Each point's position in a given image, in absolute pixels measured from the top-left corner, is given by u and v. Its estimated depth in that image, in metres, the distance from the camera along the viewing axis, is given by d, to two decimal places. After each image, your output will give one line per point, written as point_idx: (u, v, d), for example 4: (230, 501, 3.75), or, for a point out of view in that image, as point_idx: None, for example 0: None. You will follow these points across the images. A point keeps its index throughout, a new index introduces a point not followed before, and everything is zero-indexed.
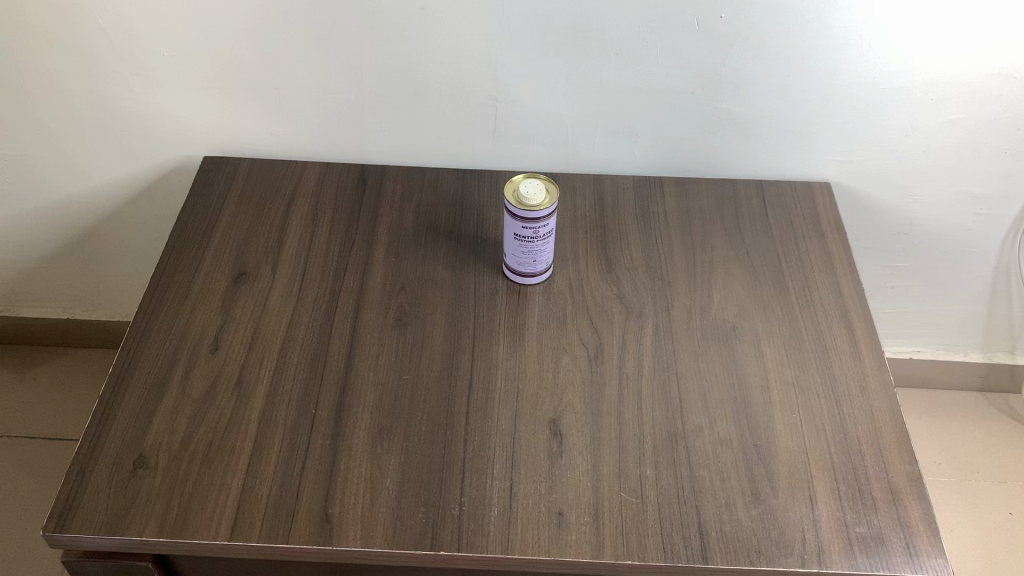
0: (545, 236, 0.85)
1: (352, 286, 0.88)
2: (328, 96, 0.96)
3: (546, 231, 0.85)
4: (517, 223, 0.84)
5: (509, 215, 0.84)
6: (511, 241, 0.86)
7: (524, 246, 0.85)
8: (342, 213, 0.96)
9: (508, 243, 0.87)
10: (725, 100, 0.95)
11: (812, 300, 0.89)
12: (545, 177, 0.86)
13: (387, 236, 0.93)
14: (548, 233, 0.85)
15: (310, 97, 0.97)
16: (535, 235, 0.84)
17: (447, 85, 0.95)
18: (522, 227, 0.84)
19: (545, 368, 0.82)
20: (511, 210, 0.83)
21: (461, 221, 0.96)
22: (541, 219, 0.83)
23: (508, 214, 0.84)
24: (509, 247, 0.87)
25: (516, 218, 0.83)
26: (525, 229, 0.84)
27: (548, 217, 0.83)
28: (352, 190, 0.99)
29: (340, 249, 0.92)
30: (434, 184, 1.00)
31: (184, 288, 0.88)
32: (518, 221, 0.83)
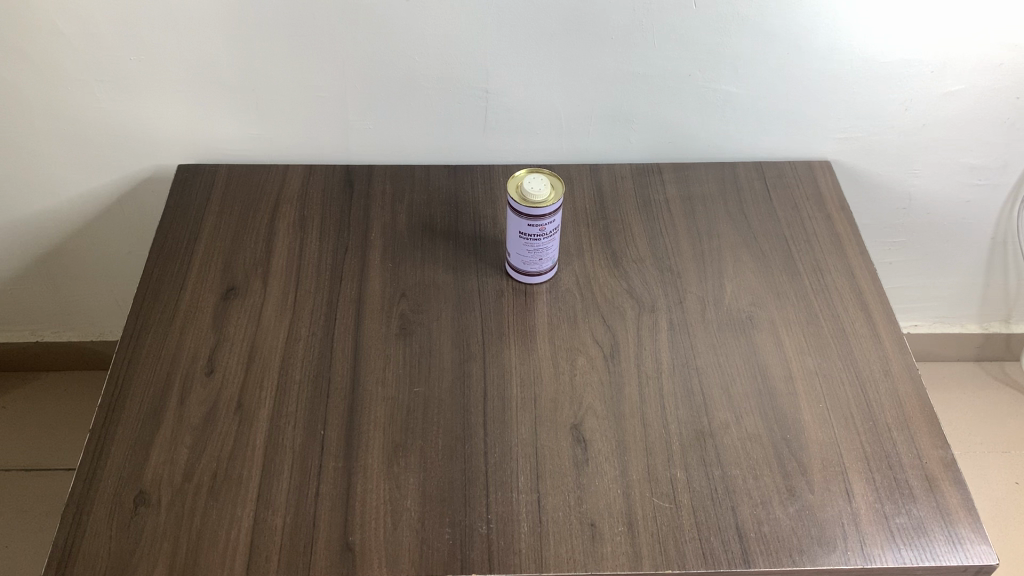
0: (551, 233, 0.82)
1: (350, 295, 0.84)
2: (309, 95, 0.91)
3: (553, 228, 0.81)
4: (524, 220, 0.80)
5: (514, 213, 0.80)
6: (515, 240, 0.82)
7: (530, 244, 0.82)
8: (332, 218, 0.91)
9: (513, 242, 0.83)
10: (723, 82, 0.92)
11: (826, 284, 0.86)
12: (548, 171, 0.82)
13: (382, 241, 0.89)
14: (554, 229, 0.81)
15: (290, 97, 0.92)
16: (541, 233, 0.81)
17: (435, 78, 0.90)
18: (528, 225, 0.80)
19: (562, 372, 0.78)
20: (515, 208, 0.80)
21: (458, 221, 0.92)
22: (548, 216, 0.79)
23: (513, 212, 0.80)
24: (514, 245, 0.83)
25: (521, 216, 0.80)
26: (531, 227, 0.80)
27: (554, 214, 0.80)
28: (339, 192, 0.94)
29: (333, 256, 0.87)
30: (426, 182, 0.96)
31: (171, 306, 0.83)
32: (523, 219, 0.80)
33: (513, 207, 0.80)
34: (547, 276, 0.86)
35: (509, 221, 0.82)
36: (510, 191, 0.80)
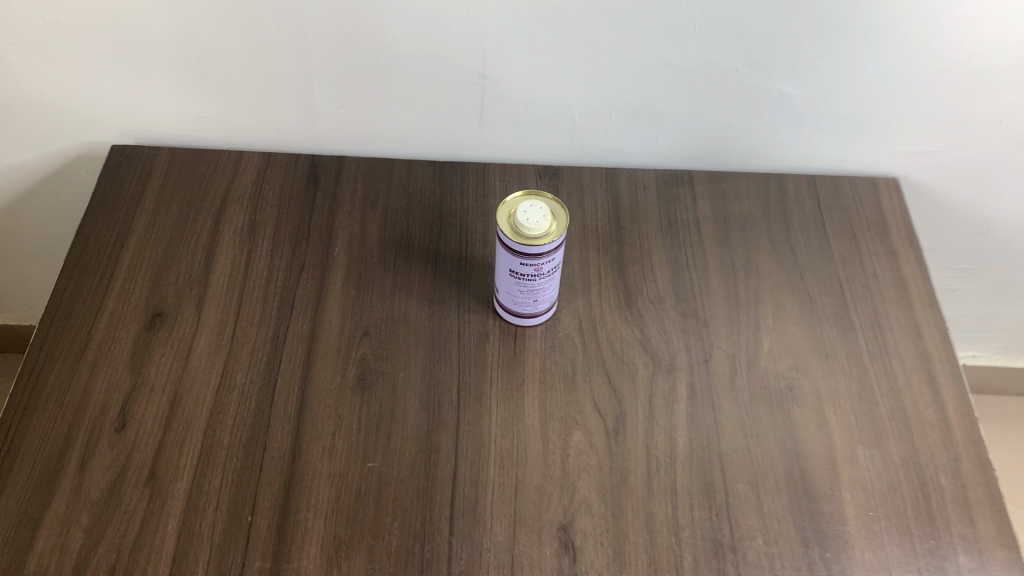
0: (550, 273, 0.65)
1: (301, 331, 0.68)
2: (265, 71, 0.74)
3: (552, 268, 0.65)
4: (515, 257, 0.64)
5: (503, 246, 0.64)
6: (506, 277, 0.66)
7: (523, 284, 0.66)
8: (289, 224, 0.75)
9: (502, 278, 0.67)
10: (778, 80, 0.74)
11: (886, 346, 0.70)
12: (551, 195, 0.66)
13: (346, 258, 0.73)
14: (553, 269, 0.65)
15: (242, 72, 0.75)
16: (537, 272, 0.65)
17: (420, 59, 0.72)
18: (520, 262, 0.64)
19: (552, 450, 0.63)
20: (505, 240, 0.63)
21: (440, 237, 0.75)
22: (545, 253, 0.63)
23: (503, 246, 0.64)
24: (504, 282, 0.67)
25: (513, 252, 0.63)
26: (525, 265, 0.64)
27: (554, 252, 0.63)
28: (300, 190, 0.78)
29: (285, 276, 0.72)
30: (405, 182, 0.79)
31: (82, 335, 0.68)
32: (514, 255, 0.64)
33: (503, 238, 0.64)
34: (545, 317, 0.70)
35: (498, 253, 0.66)
36: (500, 221, 0.64)
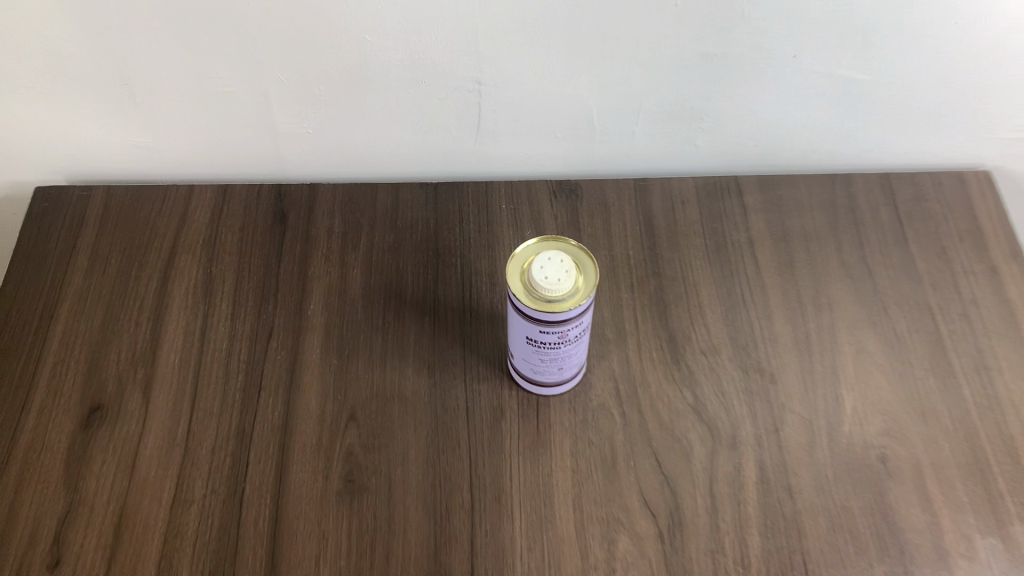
0: (578, 338, 0.52)
1: (273, 421, 0.55)
2: (204, 90, 0.59)
3: (580, 333, 0.51)
4: (533, 325, 0.50)
5: (516, 312, 0.50)
6: (522, 345, 0.53)
7: (544, 353, 0.52)
8: (253, 277, 0.61)
9: (517, 344, 0.53)
10: (846, 66, 0.58)
11: (996, 397, 0.57)
12: (574, 240, 0.52)
13: (323, 319, 0.60)
14: (581, 333, 0.52)
15: (177, 95, 0.60)
16: (561, 340, 0.51)
17: (395, 69, 0.57)
18: (540, 331, 0.50)
19: (593, 565, 0.50)
20: (518, 305, 0.49)
21: (437, 282, 0.62)
22: (570, 320, 0.49)
23: (517, 312, 0.50)
24: (520, 350, 0.53)
25: (530, 320, 0.49)
26: (546, 334, 0.50)
27: (582, 317, 0.50)
28: (264, 230, 0.63)
29: (250, 348, 0.58)
30: (392, 211, 0.65)
31: (4, 442, 0.55)
32: (531, 323, 0.50)
33: (515, 303, 0.50)
34: (572, 383, 0.56)
35: (510, 317, 0.52)
36: (509, 275, 0.50)
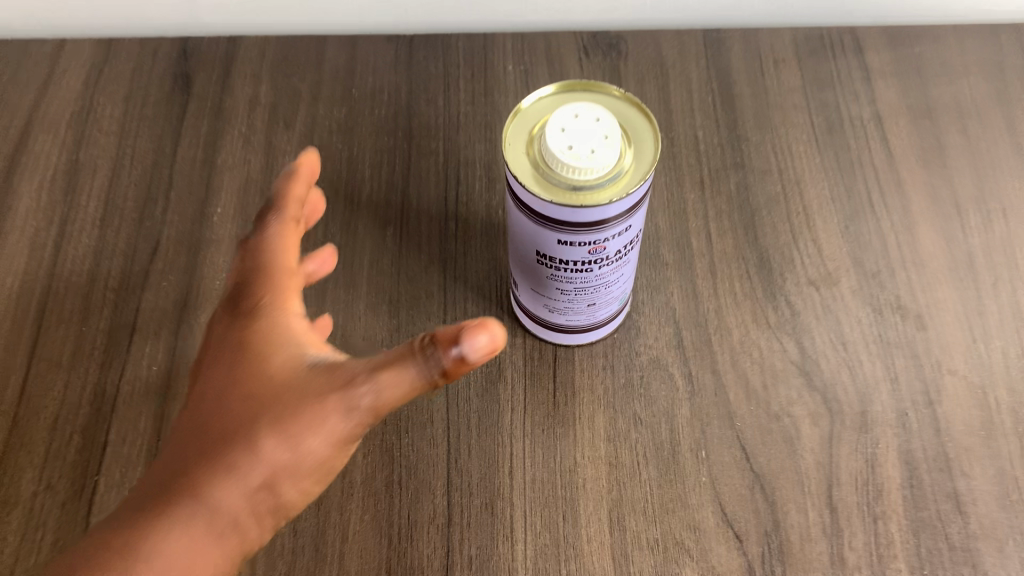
0: (621, 256, 0.32)
1: (150, 383, 0.36)
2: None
3: (625, 247, 0.31)
4: (546, 233, 0.30)
5: (517, 210, 0.30)
6: (530, 265, 0.33)
7: (564, 279, 0.32)
8: (138, 170, 0.42)
9: (522, 267, 0.33)
10: None
11: None
12: (622, 96, 0.31)
13: (235, 229, 0.40)
14: (625, 250, 0.31)
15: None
16: (592, 261, 0.31)
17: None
18: (558, 242, 0.30)
19: None
20: (520, 196, 0.29)
21: (409, 176, 0.41)
22: (608, 224, 0.29)
23: (518, 208, 0.30)
24: (526, 272, 0.33)
25: (539, 222, 0.29)
26: (568, 247, 0.30)
27: (629, 218, 0.29)
28: (160, 106, 0.44)
29: (125, 272, 0.39)
30: (346, 74, 0.44)
31: None
32: (543, 228, 0.29)
33: (515, 193, 0.29)
34: (608, 328, 0.37)
35: (511, 219, 0.32)
36: (506, 142, 0.29)
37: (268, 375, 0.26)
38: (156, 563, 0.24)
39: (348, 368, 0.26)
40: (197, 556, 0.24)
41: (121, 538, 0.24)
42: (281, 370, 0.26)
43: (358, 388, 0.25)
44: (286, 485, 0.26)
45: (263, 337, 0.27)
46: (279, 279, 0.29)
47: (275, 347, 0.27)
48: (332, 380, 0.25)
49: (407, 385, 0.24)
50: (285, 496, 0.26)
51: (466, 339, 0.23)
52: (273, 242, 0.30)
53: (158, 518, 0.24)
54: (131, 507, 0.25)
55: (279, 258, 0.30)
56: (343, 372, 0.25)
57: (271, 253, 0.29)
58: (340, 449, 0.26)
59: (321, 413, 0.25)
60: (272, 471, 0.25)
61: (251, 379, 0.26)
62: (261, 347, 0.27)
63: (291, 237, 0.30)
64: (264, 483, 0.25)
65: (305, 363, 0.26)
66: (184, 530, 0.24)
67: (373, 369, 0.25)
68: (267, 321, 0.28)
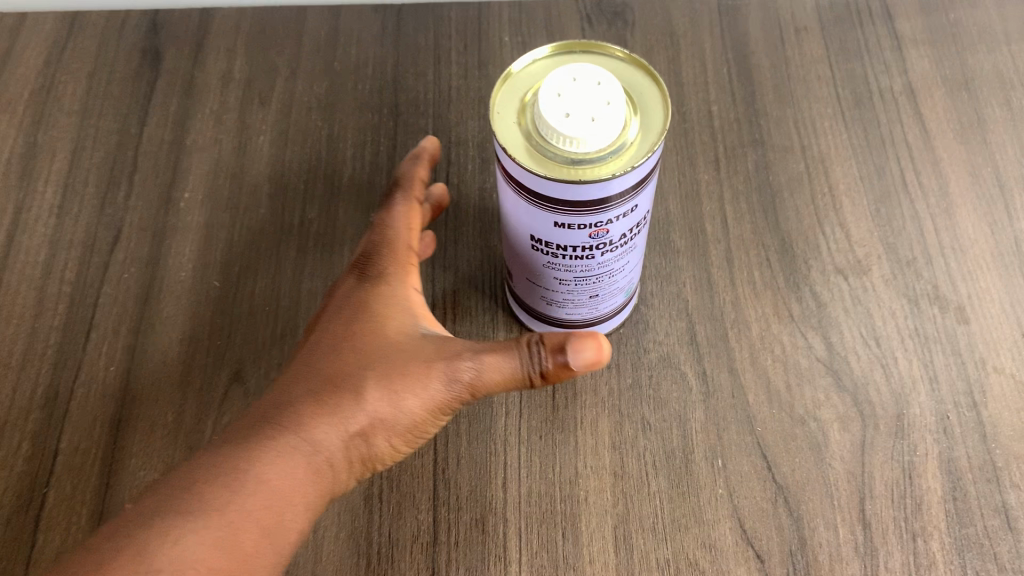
0: (626, 241, 0.28)
1: (106, 385, 0.33)
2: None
3: (631, 230, 0.27)
4: (542, 214, 0.26)
5: (509, 189, 0.26)
6: (525, 252, 0.29)
7: (564, 267, 0.28)
8: (101, 153, 0.38)
9: (516, 254, 0.30)
10: None
11: None
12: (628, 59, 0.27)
13: (204, 216, 0.36)
14: (633, 233, 0.28)
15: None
16: (595, 246, 0.27)
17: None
18: (554, 224, 0.26)
19: None
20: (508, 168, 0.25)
21: (394, 156, 0.38)
22: (611, 204, 0.25)
23: (509, 186, 0.26)
24: (520, 260, 0.30)
25: (533, 202, 0.26)
26: (566, 231, 0.26)
27: (635, 198, 0.25)
28: (125, 84, 0.40)
29: (83, 264, 0.36)
30: (328, 48, 0.41)
31: None
32: (537, 209, 0.26)
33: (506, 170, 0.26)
34: (613, 321, 0.33)
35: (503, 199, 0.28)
36: (494, 108, 0.26)
37: (383, 338, 0.27)
38: (252, 491, 0.24)
39: (457, 344, 0.27)
40: (288, 490, 0.24)
41: (223, 456, 0.24)
42: (395, 336, 0.27)
43: (463, 363, 0.26)
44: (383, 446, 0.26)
45: (382, 297, 0.28)
46: (400, 252, 0.30)
47: (388, 315, 0.28)
48: (446, 349, 0.26)
49: (512, 372, 0.25)
50: (375, 449, 0.26)
51: (574, 349, 0.25)
52: (396, 216, 0.31)
53: (260, 446, 0.24)
54: (229, 437, 0.25)
55: (403, 233, 0.31)
56: (451, 346, 0.26)
57: (401, 226, 0.31)
58: (434, 418, 0.27)
59: (427, 379, 0.26)
60: (373, 421, 0.26)
61: (364, 339, 0.27)
62: (376, 309, 0.28)
63: (414, 215, 0.32)
64: (362, 432, 0.26)
65: (416, 333, 0.27)
66: (282, 466, 0.24)
67: (481, 350, 0.26)
68: (386, 285, 0.29)
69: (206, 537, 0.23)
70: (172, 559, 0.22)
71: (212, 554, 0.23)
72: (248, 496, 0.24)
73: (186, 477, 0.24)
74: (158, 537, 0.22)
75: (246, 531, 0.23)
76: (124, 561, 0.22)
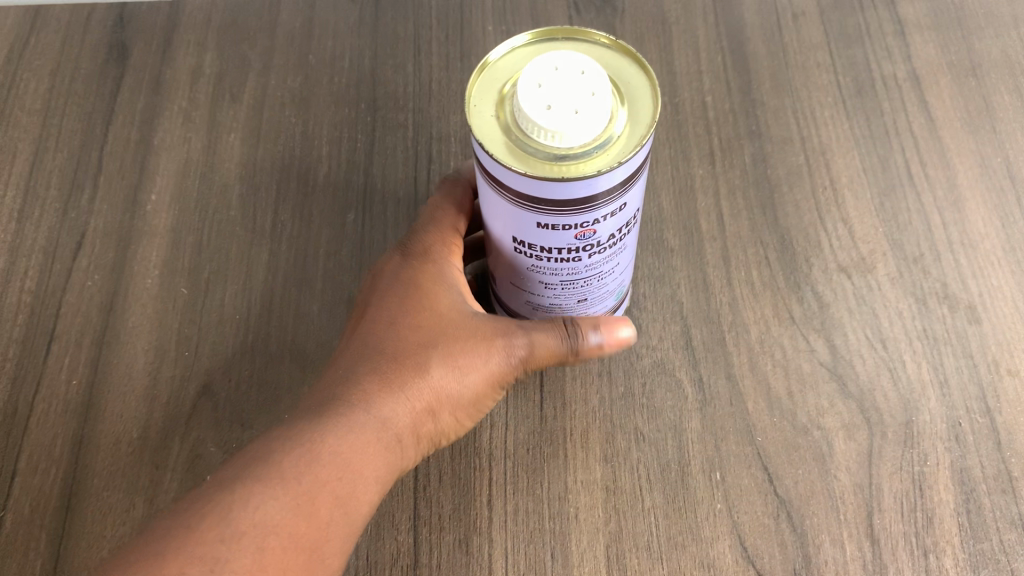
0: (615, 241, 0.26)
1: (68, 400, 0.31)
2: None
3: (620, 230, 0.25)
4: (524, 216, 0.24)
5: (488, 188, 0.24)
6: (508, 254, 0.27)
7: (551, 270, 0.27)
8: (63, 154, 0.36)
9: (499, 256, 0.28)
10: None
11: None
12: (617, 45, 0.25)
13: (172, 220, 0.35)
14: (624, 232, 0.26)
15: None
16: (584, 247, 0.25)
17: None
18: (538, 225, 0.24)
19: None
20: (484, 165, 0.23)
21: (373, 153, 0.36)
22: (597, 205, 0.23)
23: (488, 185, 0.24)
24: (503, 262, 0.28)
25: (512, 201, 0.24)
26: (550, 232, 0.24)
27: (622, 195, 0.23)
28: (89, 81, 0.38)
29: (45, 271, 0.34)
30: (302, 40, 0.39)
31: None
32: (518, 209, 0.24)
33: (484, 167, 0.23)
34: (603, 325, 0.31)
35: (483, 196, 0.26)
36: (470, 100, 0.24)
37: (438, 311, 0.27)
38: (324, 463, 0.23)
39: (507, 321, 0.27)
40: (358, 463, 0.24)
41: (290, 430, 0.24)
42: (446, 310, 0.27)
43: (516, 337, 0.26)
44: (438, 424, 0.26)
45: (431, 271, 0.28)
46: (446, 230, 0.29)
47: (440, 288, 0.27)
48: (498, 326, 0.27)
49: (557, 349, 0.26)
50: (436, 426, 0.26)
51: (605, 331, 0.27)
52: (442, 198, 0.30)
53: (327, 421, 0.24)
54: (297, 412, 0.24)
55: (451, 208, 0.30)
56: (503, 322, 0.27)
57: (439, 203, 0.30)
58: (488, 393, 0.27)
59: (484, 352, 0.26)
60: (436, 395, 0.25)
61: (417, 314, 0.26)
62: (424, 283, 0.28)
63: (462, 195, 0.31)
64: (425, 407, 0.25)
65: (467, 308, 0.27)
66: (351, 438, 0.24)
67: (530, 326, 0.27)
68: (435, 258, 0.28)
69: (287, 504, 0.22)
70: (253, 521, 0.21)
71: (292, 519, 0.22)
72: (324, 466, 0.23)
73: (262, 449, 0.23)
74: (237, 503, 0.21)
75: (322, 500, 0.23)
76: (206, 523, 0.21)
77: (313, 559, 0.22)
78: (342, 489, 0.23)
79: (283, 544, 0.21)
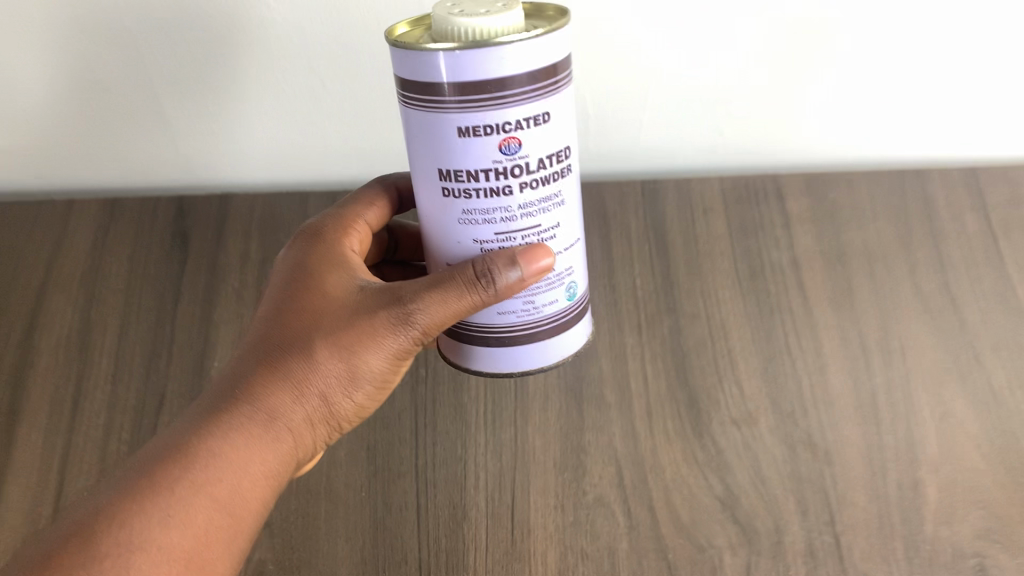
0: (544, 175, 0.31)
1: None
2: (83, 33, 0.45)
3: (546, 159, 0.31)
4: (446, 122, 0.29)
5: (416, 117, 0.30)
6: (443, 202, 0.31)
7: (487, 215, 0.31)
8: (144, 324, 0.48)
9: (437, 217, 0.32)
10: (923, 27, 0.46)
11: None
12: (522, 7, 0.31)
13: None
14: (546, 184, 0.31)
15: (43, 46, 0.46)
16: (511, 175, 0.30)
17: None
18: (467, 135, 0.29)
19: None
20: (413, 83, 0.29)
21: None
22: (514, 93, 0.28)
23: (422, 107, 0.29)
24: (439, 227, 0.32)
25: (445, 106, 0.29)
26: (475, 144, 0.29)
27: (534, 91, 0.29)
28: (158, 263, 0.49)
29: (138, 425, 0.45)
30: None
31: None
32: (442, 115, 0.29)
33: (405, 94, 0.30)
34: (563, 346, 0.35)
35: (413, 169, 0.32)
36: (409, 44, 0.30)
37: (329, 300, 0.33)
38: (208, 472, 0.29)
39: (398, 288, 0.32)
40: (246, 464, 0.30)
41: (183, 445, 0.30)
42: (337, 297, 0.33)
43: (408, 305, 0.31)
44: (337, 400, 0.32)
45: (319, 269, 0.34)
46: (338, 236, 0.37)
47: (332, 282, 0.33)
48: (386, 299, 0.32)
49: (454, 300, 0.31)
50: (334, 405, 0.32)
51: (518, 265, 0.31)
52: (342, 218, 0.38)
53: (218, 430, 0.30)
54: (197, 420, 0.31)
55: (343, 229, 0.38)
56: (395, 292, 0.32)
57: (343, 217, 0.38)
58: (389, 360, 0.32)
59: (374, 329, 0.32)
60: (326, 377, 0.31)
61: (310, 305, 0.32)
62: (316, 278, 0.34)
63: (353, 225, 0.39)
64: (315, 391, 0.32)
65: (359, 290, 0.33)
66: (237, 445, 0.30)
67: (421, 291, 0.31)
68: (328, 261, 0.35)
69: (164, 523, 0.28)
70: (130, 542, 0.28)
71: (170, 533, 0.28)
72: (204, 474, 0.29)
73: (155, 465, 0.30)
74: (115, 531, 0.28)
75: (201, 510, 0.29)
76: (92, 545, 0.27)
77: (200, 555, 0.29)
78: (224, 491, 0.29)
79: (156, 557, 0.28)
